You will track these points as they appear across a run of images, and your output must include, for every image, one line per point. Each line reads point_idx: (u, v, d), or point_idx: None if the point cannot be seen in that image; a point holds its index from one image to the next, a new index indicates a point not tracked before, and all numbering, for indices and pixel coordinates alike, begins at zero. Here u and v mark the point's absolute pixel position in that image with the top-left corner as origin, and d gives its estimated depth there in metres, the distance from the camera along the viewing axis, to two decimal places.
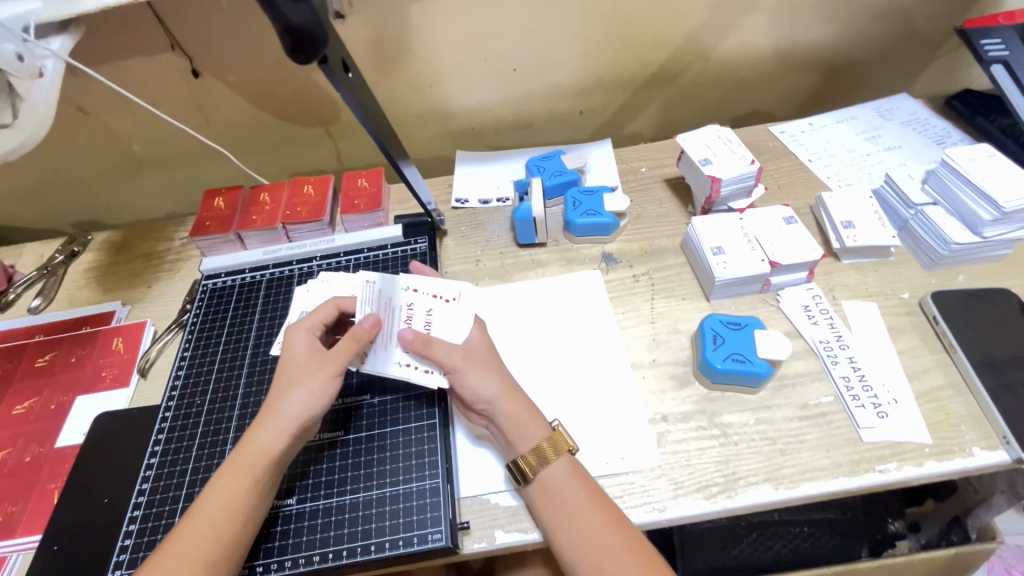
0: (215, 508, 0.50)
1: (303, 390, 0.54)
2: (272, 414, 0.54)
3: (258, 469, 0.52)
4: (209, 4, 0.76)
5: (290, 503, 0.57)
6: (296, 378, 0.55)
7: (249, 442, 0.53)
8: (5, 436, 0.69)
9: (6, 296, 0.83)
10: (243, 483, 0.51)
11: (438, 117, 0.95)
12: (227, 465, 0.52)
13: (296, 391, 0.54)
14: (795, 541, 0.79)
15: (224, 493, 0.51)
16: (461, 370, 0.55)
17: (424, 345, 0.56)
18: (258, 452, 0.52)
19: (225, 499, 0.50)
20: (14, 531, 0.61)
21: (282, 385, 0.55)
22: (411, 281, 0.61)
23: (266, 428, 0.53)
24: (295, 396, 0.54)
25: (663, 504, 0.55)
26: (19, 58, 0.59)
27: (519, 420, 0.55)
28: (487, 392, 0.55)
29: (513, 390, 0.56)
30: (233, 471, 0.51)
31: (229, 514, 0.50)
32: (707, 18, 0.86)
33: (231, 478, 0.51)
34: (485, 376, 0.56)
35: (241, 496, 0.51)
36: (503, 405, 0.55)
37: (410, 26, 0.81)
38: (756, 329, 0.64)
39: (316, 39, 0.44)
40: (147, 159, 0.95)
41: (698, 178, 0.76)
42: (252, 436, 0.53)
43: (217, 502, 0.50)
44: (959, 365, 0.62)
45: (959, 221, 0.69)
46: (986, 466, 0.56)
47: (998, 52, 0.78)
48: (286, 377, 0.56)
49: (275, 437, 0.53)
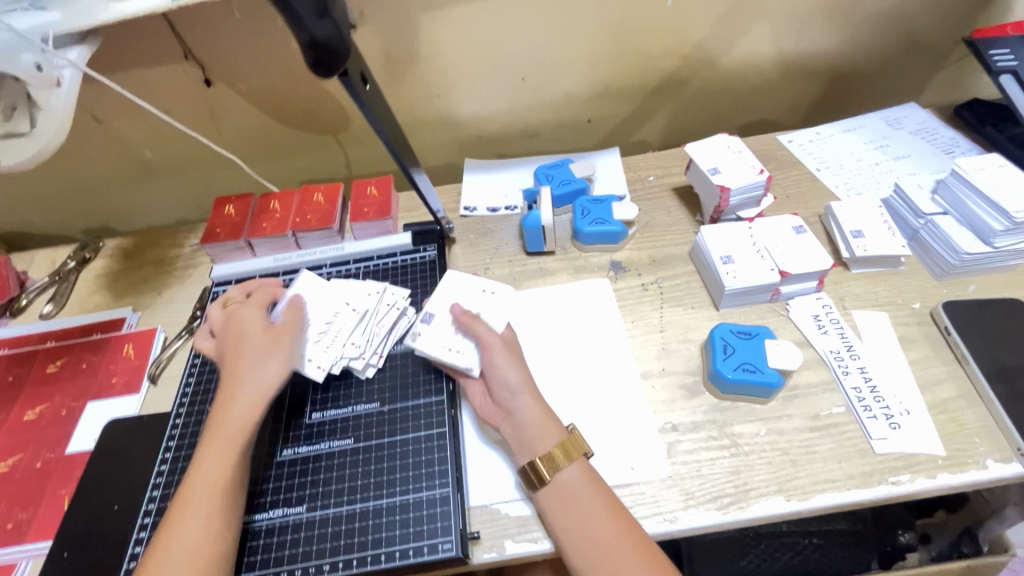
0: (208, 480, 0.52)
1: (272, 359, 0.59)
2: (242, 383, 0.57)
3: (241, 436, 0.55)
4: (223, 13, 0.76)
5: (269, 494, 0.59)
6: (260, 353, 0.59)
7: (229, 414, 0.56)
8: (16, 442, 0.69)
9: (18, 302, 0.84)
10: (229, 454, 0.54)
11: (447, 126, 0.95)
12: (211, 441, 0.55)
13: (266, 362, 0.59)
14: (803, 553, 0.79)
15: (213, 464, 0.53)
16: (494, 348, 0.59)
17: (470, 321, 0.61)
18: (239, 420, 0.56)
19: (215, 471, 0.53)
20: (25, 537, 0.62)
21: (244, 357, 0.59)
22: (454, 277, 0.67)
23: (242, 399, 0.57)
24: (264, 366, 0.58)
25: (674, 514, 0.55)
26: (38, 68, 0.60)
27: (537, 420, 0.55)
28: (512, 380, 0.57)
29: (534, 389, 0.57)
30: (221, 446, 0.54)
31: (223, 484, 0.52)
32: (716, 28, 0.87)
33: (219, 450, 0.54)
34: (512, 365, 0.58)
35: (229, 466, 0.53)
36: (525, 397, 0.56)
37: (420, 35, 0.82)
38: (767, 338, 0.64)
39: (338, 53, 0.45)
40: (159, 167, 0.96)
41: (707, 187, 0.76)
42: (229, 407, 0.56)
43: (208, 475, 0.52)
44: (972, 376, 0.62)
45: (970, 231, 0.69)
46: (1001, 479, 0.55)
47: (1007, 62, 0.78)
48: (249, 350, 0.59)
49: (251, 406, 0.56)
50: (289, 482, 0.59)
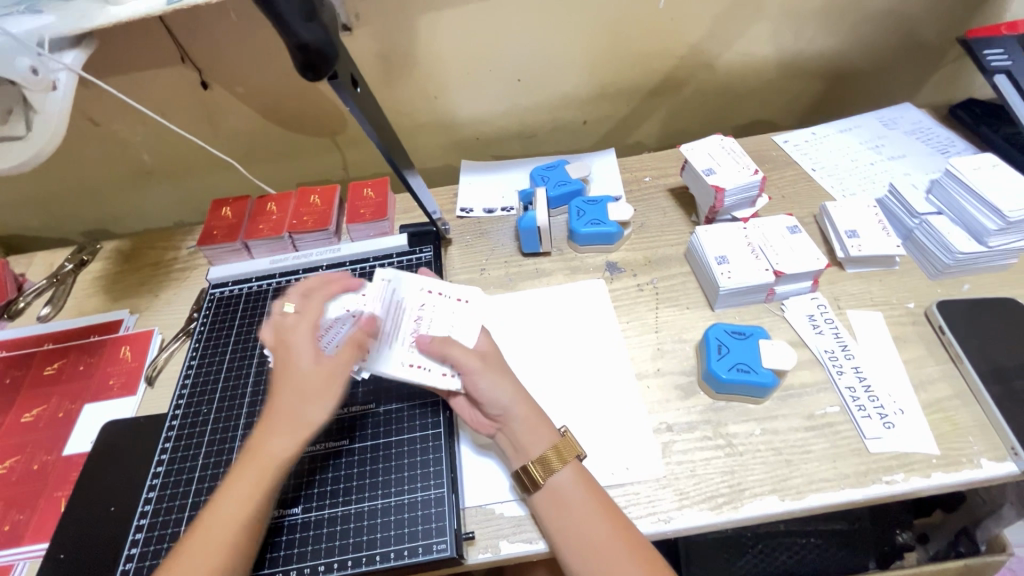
0: (228, 514, 0.50)
1: (317, 400, 0.53)
2: (283, 420, 0.53)
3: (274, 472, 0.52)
4: (219, 16, 0.76)
5: (293, 512, 0.57)
6: (311, 380, 0.54)
7: (265, 449, 0.52)
8: (14, 444, 0.70)
9: (17, 304, 0.84)
10: (256, 490, 0.51)
11: (443, 127, 0.96)
12: (239, 473, 0.51)
13: (310, 401, 0.53)
14: (801, 552, 0.79)
15: (239, 499, 0.50)
16: (476, 372, 0.55)
17: (442, 345, 0.56)
18: (276, 456, 0.52)
19: (237, 505, 0.50)
20: (22, 539, 0.62)
21: (290, 387, 0.54)
22: (423, 282, 0.63)
23: (281, 436, 0.52)
24: (308, 405, 0.53)
25: (668, 514, 0.55)
26: (34, 71, 0.60)
27: (530, 427, 0.55)
28: (503, 398, 0.55)
29: (528, 398, 0.56)
30: (247, 479, 0.51)
31: (242, 523, 0.50)
32: (711, 29, 0.87)
33: (246, 485, 0.51)
34: (499, 382, 0.56)
35: (254, 504, 0.51)
36: (517, 410, 0.55)
37: (416, 37, 0.82)
38: (761, 338, 0.64)
39: (327, 56, 0.45)
40: (156, 169, 0.96)
41: (702, 187, 0.77)
42: (266, 442, 0.52)
43: (230, 510, 0.50)
44: (965, 375, 0.62)
45: (964, 231, 0.69)
46: (994, 477, 0.56)
47: (1000, 62, 0.78)
48: (298, 382, 0.54)
49: (292, 442, 0.52)
50: (286, 484, 0.59)
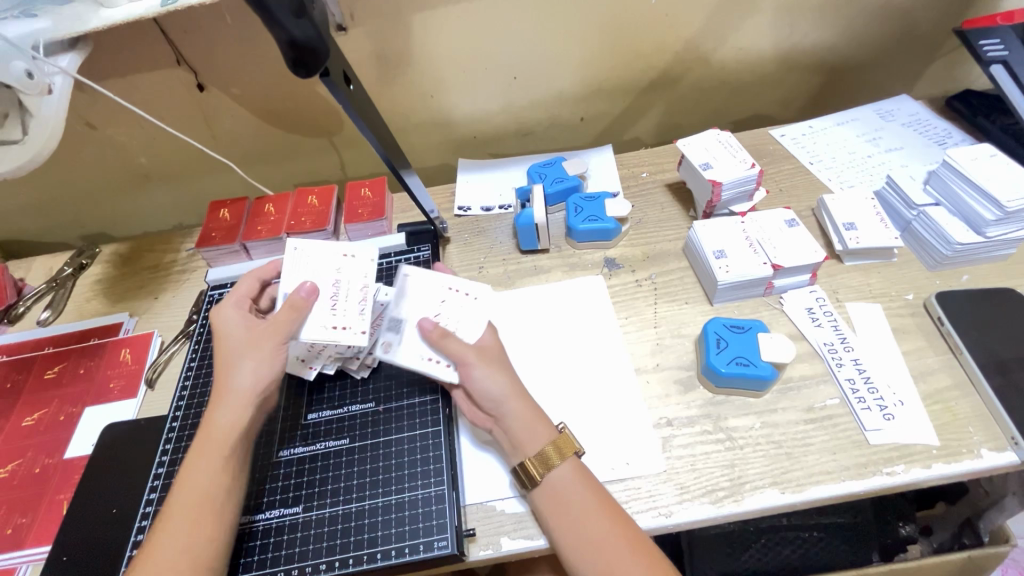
0: (195, 491, 0.51)
1: (250, 361, 0.55)
2: (226, 391, 0.55)
3: (228, 443, 0.53)
4: (213, 19, 0.77)
5: (261, 518, 0.57)
6: (241, 352, 0.56)
7: (213, 422, 0.54)
8: (15, 448, 0.70)
9: (16, 309, 0.84)
10: (215, 461, 0.52)
11: (440, 126, 0.96)
12: (195, 451, 0.53)
13: (245, 364, 0.55)
14: (803, 546, 0.79)
15: (201, 473, 0.51)
16: (473, 364, 0.56)
17: (442, 337, 0.56)
18: (226, 426, 0.53)
19: (201, 483, 0.51)
20: (24, 542, 0.62)
21: (227, 361, 0.57)
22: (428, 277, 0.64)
23: (225, 406, 0.54)
24: (242, 369, 0.55)
25: (669, 509, 0.55)
26: (30, 74, 0.60)
27: (527, 424, 0.55)
28: (499, 391, 0.55)
29: (524, 393, 0.56)
30: (202, 455, 0.52)
31: (210, 497, 0.51)
32: (706, 24, 0.87)
33: (207, 459, 0.52)
34: (496, 376, 0.56)
35: (217, 475, 0.51)
36: (513, 406, 0.55)
37: (411, 36, 0.82)
38: (760, 332, 0.64)
39: (317, 52, 0.45)
40: (154, 172, 0.96)
41: (699, 182, 0.77)
42: (214, 416, 0.54)
43: (195, 487, 0.51)
44: (966, 366, 0.62)
45: (963, 222, 0.69)
46: (995, 467, 0.56)
47: (997, 52, 0.78)
48: (230, 354, 0.57)
49: (237, 410, 0.54)
50: (262, 476, 0.60)
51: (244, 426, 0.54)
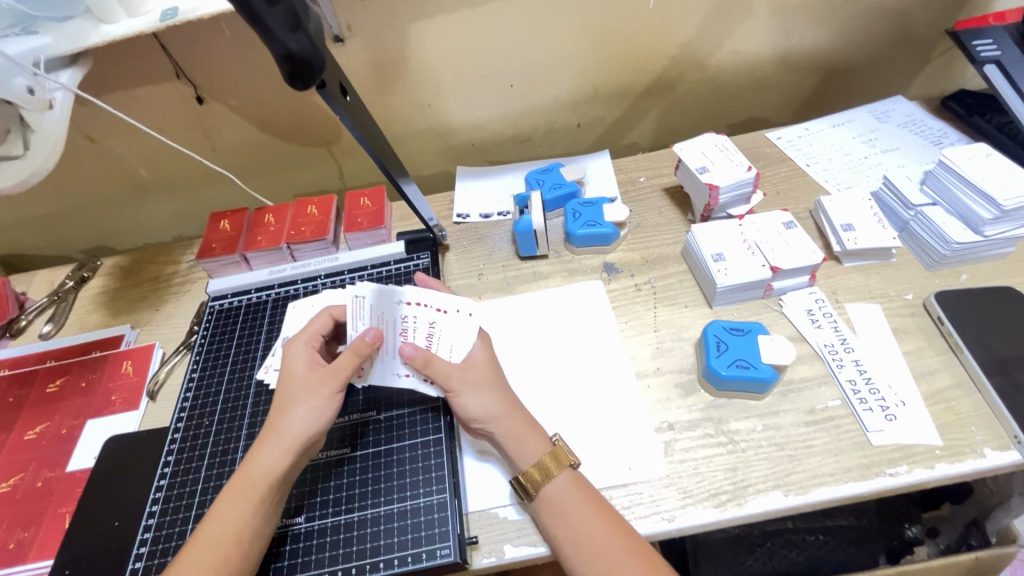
0: (220, 526, 0.50)
1: (305, 407, 0.54)
2: (275, 432, 0.54)
3: (263, 487, 0.51)
4: (213, 32, 0.77)
5: (300, 521, 0.57)
6: (298, 396, 0.55)
7: (253, 462, 0.53)
8: (16, 462, 0.70)
9: (18, 322, 0.85)
10: (247, 503, 0.51)
11: (439, 134, 0.96)
12: (230, 488, 0.52)
13: (299, 408, 0.55)
14: (810, 549, 0.78)
15: (228, 515, 0.51)
16: (459, 391, 0.56)
17: (426, 363, 0.56)
18: (265, 470, 0.52)
19: (229, 521, 0.50)
20: (27, 556, 0.62)
21: (282, 398, 0.56)
22: (413, 294, 0.61)
23: (269, 447, 0.53)
24: (297, 414, 0.54)
25: (672, 513, 0.55)
26: (30, 91, 0.61)
27: (520, 442, 0.55)
28: (484, 414, 0.55)
29: (515, 409, 0.56)
30: (237, 494, 0.52)
31: (234, 536, 0.50)
32: (701, 29, 0.88)
33: (236, 500, 0.51)
34: (483, 397, 0.56)
35: (247, 519, 0.51)
36: (502, 425, 0.55)
37: (408, 46, 0.83)
38: (759, 334, 0.64)
39: (313, 65, 0.45)
40: (154, 184, 0.97)
41: (697, 186, 0.77)
42: (257, 456, 0.53)
43: (222, 524, 0.50)
44: (967, 366, 0.62)
45: (960, 221, 0.69)
46: (999, 467, 0.55)
47: (990, 52, 0.79)
48: (289, 394, 0.56)
49: (279, 455, 0.53)
50: (301, 491, 0.59)
51: (284, 471, 0.52)
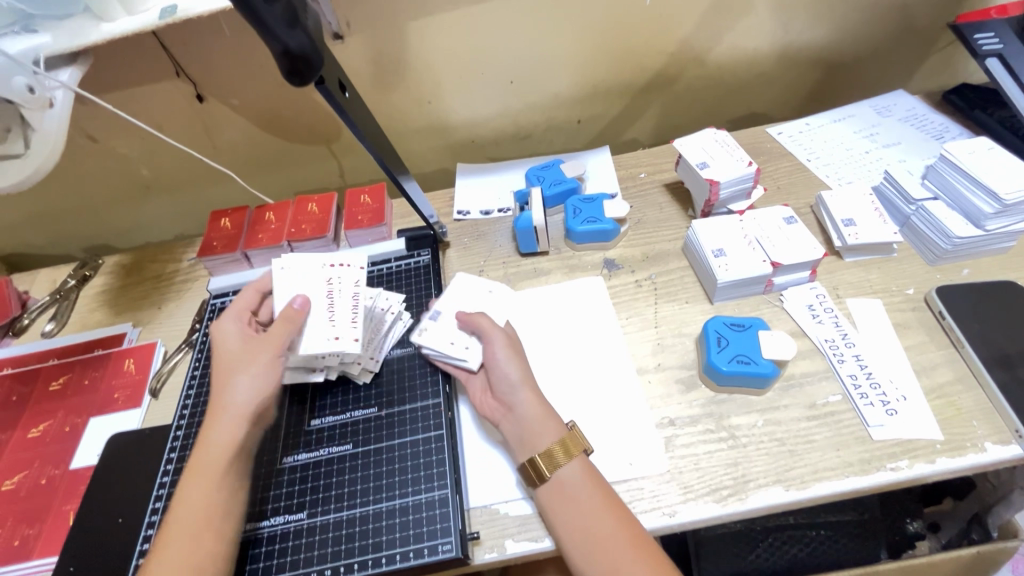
0: (191, 507, 0.51)
1: (248, 375, 0.57)
2: (221, 406, 0.56)
3: (224, 459, 0.53)
4: (212, 29, 0.77)
5: (265, 524, 0.57)
6: (237, 367, 0.58)
7: (207, 439, 0.54)
8: (20, 459, 0.70)
9: (20, 321, 0.85)
10: (212, 479, 0.52)
11: (439, 131, 0.96)
12: (191, 471, 0.53)
13: (241, 377, 0.57)
14: (812, 544, 0.78)
15: (196, 494, 0.52)
16: (496, 343, 0.61)
17: (472, 319, 0.64)
18: (222, 442, 0.54)
19: (199, 500, 0.51)
20: (31, 553, 0.62)
21: (221, 375, 0.58)
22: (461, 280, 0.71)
23: (221, 421, 0.55)
24: (239, 384, 0.57)
25: (673, 508, 0.55)
26: (31, 90, 0.61)
27: (536, 416, 0.56)
28: (511, 375, 0.58)
29: (538, 388, 0.58)
30: (199, 474, 0.53)
31: (207, 512, 0.51)
32: (701, 24, 0.87)
33: (203, 478, 0.52)
34: (513, 361, 0.59)
35: (215, 493, 0.52)
36: (523, 393, 0.57)
37: (407, 43, 0.83)
38: (760, 330, 0.64)
39: (312, 62, 0.45)
40: (154, 183, 0.97)
41: (697, 181, 0.77)
42: (210, 432, 0.55)
43: (193, 503, 0.51)
44: (968, 360, 0.62)
45: (961, 215, 0.69)
46: (1000, 461, 0.55)
47: (992, 45, 0.78)
48: (227, 368, 0.59)
49: (232, 425, 0.55)
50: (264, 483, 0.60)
51: (240, 440, 0.55)
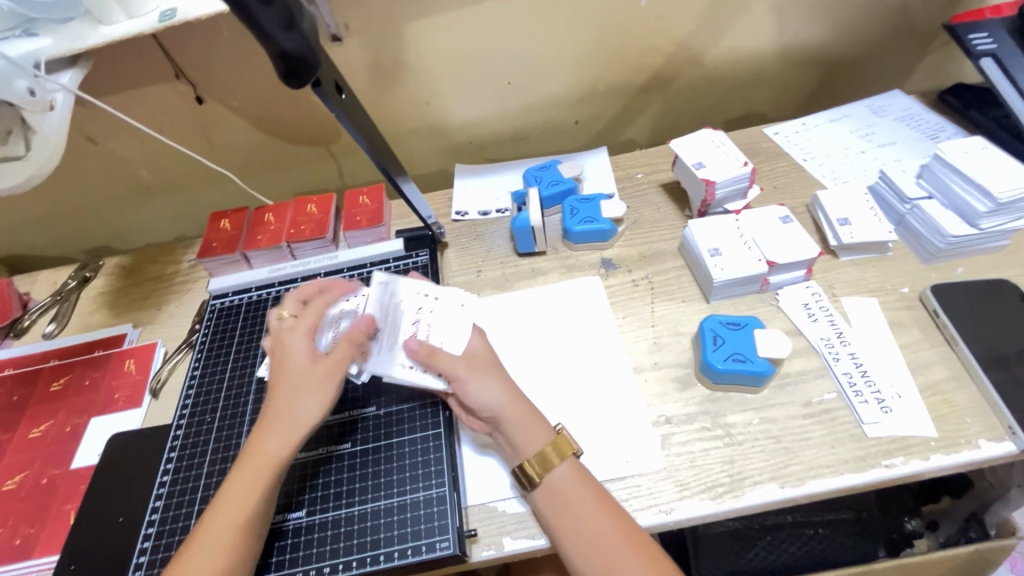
0: (229, 513, 0.51)
1: (314, 397, 0.55)
2: (281, 418, 0.54)
3: (273, 472, 0.53)
4: (211, 32, 0.78)
5: (290, 518, 0.58)
6: (301, 382, 0.56)
7: (262, 447, 0.54)
8: (21, 460, 0.71)
9: (22, 322, 0.86)
10: (256, 488, 0.52)
11: (437, 132, 0.97)
12: (239, 474, 0.53)
13: (307, 397, 0.55)
14: (809, 543, 0.78)
15: (237, 501, 0.52)
16: (464, 379, 0.56)
17: (429, 356, 0.56)
18: (275, 455, 0.53)
19: (237, 506, 0.51)
20: (32, 552, 0.63)
21: (284, 383, 0.56)
22: (412, 284, 0.62)
23: (277, 431, 0.54)
24: (302, 400, 0.55)
25: (669, 505, 0.56)
26: (32, 93, 0.62)
27: (524, 422, 0.56)
28: (491, 400, 0.56)
29: (520, 398, 0.57)
30: (247, 479, 0.52)
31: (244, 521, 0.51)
32: (697, 25, 0.88)
33: (246, 487, 0.52)
34: (488, 384, 0.56)
35: (255, 504, 0.52)
36: (509, 412, 0.56)
37: (405, 45, 0.83)
38: (756, 328, 0.65)
39: (309, 63, 0.45)
40: (155, 185, 0.98)
41: (693, 181, 0.77)
42: (264, 441, 0.54)
43: (233, 510, 0.51)
44: (962, 357, 0.62)
45: (956, 214, 0.69)
46: (994, 458, 0.56)
47: (986, 46, 0.79)
48: (291, 379, 0.56)
49: (289, 441, 0.54)
50: (290, 488, 0.60)
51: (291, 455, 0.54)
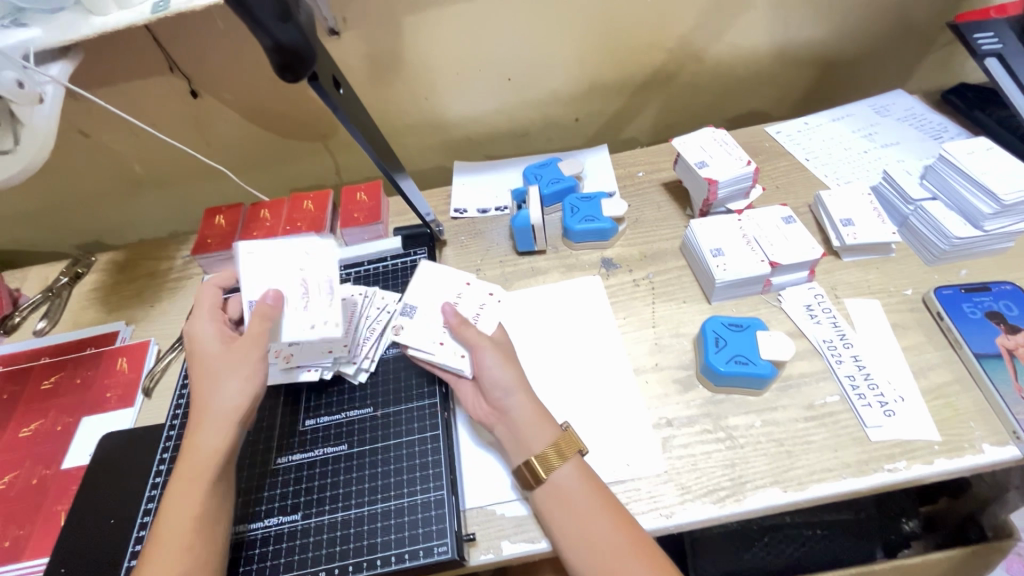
0: (178, 517, 0.49)
1: (236, 380, 0.54)
2: (206, 410, 0.53)
3: (211, 467, 0.51)
4: (205, 23, 0.76)
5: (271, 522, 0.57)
6: (222, 370, 0.55)
7: (194, 446, 0.52)
8: (10, 460, 0.69)
9: (11, 319, 0.84)
10: (198, 485, 0.51)
11: (435, 129, 0.96)
12: (177, 476, 0.51)
13: (228, 382, 0.54)
14: (807, 543, 0.78)
15: (184, 502, 0.50)
16: (487, 356, 0.57)
17: (460, 326, 0.59)
18: (207, 450, 0.52)
19: (183, 508, 0.50)
20: (22, 554, 0.62)
21: (205, 376, 0.55)
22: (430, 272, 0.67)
23: (207, 427, 0.53)
24: (226, 388, 0.54)
25: (671, 509, 0.55)
26: (20, 85, 0.59)
27: (533, 418, 0.55)
28: (508, 381, 0.56)
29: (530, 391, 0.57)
30: (184, 480, 0.51)
31: (195, 522, 0.49)
32: (700, 22, 0.87)
33: (188, 487, 0.50)
34: (506, 366, 0.57)
35: (200, 502, 0.50)
36: (520, 400, 0.56)
37: (404, 39, 0.82)
38: (758, 330, 0.64)
39: (305, 57, 0.44)
40: (148, 179, 0.96)
41: (695, 180, 0.76)
42: (195, 439, 0.52)
43: (182, 513, 0.49)
44: (966, 360, 0.61)
45: (960, 216, 0.68)
46: (998, 462, 0.55)
47: (991, 45, 0.78)
48: (211, 372, 0.55)
49: (217, 433, 0.52)
50: (282, 492, 0.59)
51: (228, 448, 0.52)
